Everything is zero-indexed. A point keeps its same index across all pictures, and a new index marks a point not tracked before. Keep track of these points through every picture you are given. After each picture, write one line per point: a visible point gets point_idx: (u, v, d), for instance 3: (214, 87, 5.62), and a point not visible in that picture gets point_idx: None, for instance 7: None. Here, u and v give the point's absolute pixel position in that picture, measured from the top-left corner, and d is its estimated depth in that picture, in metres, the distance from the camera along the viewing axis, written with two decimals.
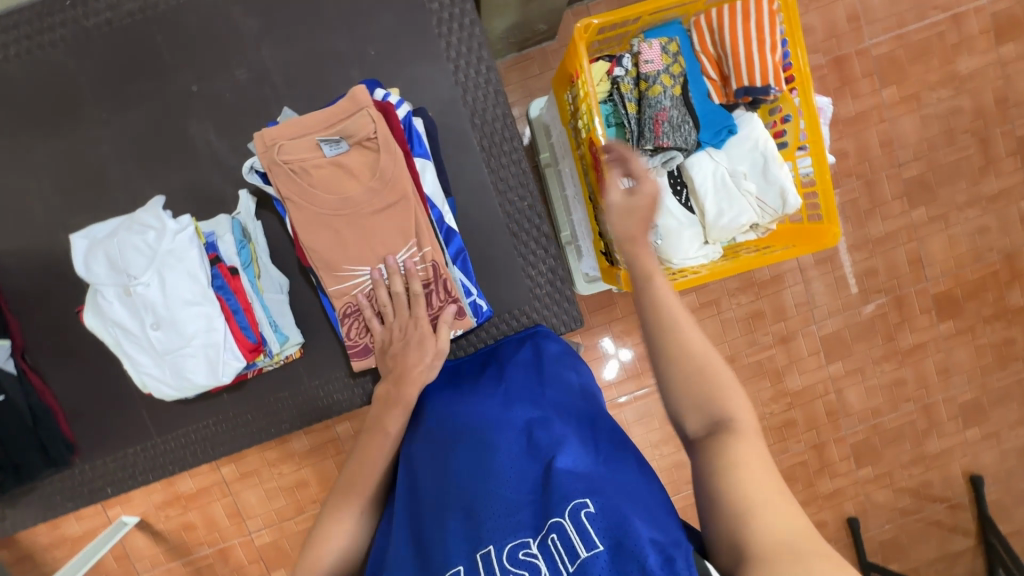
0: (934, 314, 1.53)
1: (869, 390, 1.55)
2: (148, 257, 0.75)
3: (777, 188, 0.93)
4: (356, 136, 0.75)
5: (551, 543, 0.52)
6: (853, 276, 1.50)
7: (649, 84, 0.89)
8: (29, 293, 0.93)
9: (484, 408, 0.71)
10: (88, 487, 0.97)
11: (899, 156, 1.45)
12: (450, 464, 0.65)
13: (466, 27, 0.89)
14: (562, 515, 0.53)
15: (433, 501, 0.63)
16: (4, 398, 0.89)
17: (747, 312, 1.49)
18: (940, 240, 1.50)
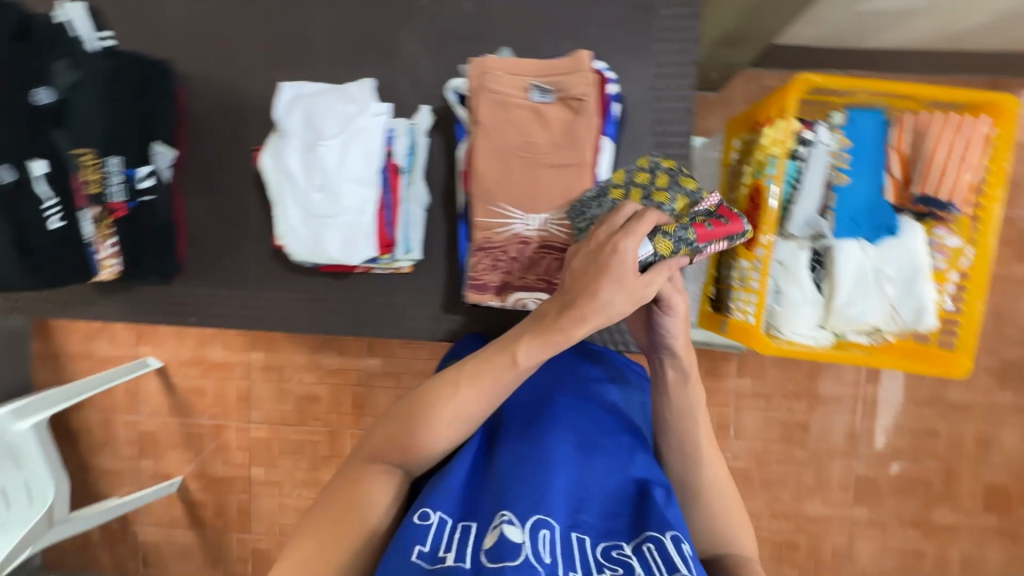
0: (981, 502, 1.46)
1: (885, 547, 1.49)
2: (341, 126, 0.80)
3: (916, 302, 0.92)
4: (567, 93, 0.77)
5: (646, 551, 0.56)
6: (912, 430, 1.44)
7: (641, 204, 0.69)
8: (201, 120, 1.00)
9: (591, 404, 0.76)
10: (175, 309, 1.03)
11: (1007, 335, 1.40)
12: (558, 433, 0.68)
13: (685, 42, 0.92)
14: (663, 533, 0.57)
15: (532, 455, 0.65)
16: (151, 200, 0.92)
17: (795, 419, 1.46)
18: (1016, 433, 1.43)
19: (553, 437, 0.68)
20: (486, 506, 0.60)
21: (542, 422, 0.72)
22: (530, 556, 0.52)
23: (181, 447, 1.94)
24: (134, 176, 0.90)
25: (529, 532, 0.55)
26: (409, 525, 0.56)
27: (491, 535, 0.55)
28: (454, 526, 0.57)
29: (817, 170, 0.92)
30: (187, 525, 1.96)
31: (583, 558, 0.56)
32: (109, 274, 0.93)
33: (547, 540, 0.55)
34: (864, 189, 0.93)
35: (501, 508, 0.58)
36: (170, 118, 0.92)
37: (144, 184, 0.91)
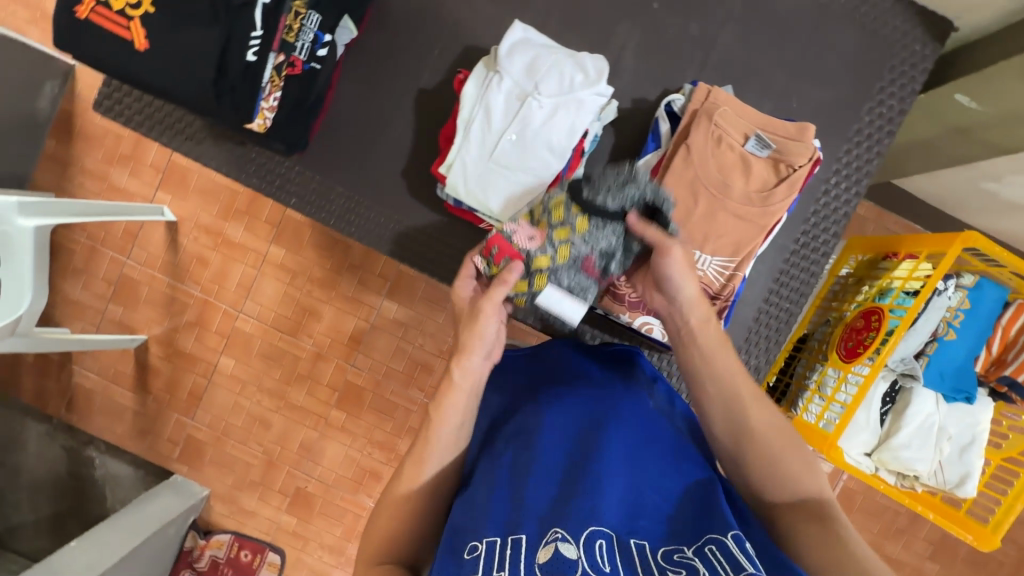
0: None
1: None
2: (559, 90, 0.78)
3: (963, 469, 0.97)
4: (781, 156, 0.79)
5: (709, 552, 0.51)
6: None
7: (558, 250, 0.72)
8: (391, 14, 0.95)
9: (626, 406, 0.70)
10: (282, 182, 0.99)
11: None
12: (594, 433, 0.65)
13: (870, 153, 0.96)
14: (723, 532, 0.53)
15: (574, 462, 0.62)
16: (318, 69, 0.85)
17: None
18: None
19: (591, 438, 0.64)
20: (533, 522, 0.55)
21: (576, 428, 0.67)
22: (587, 567, 0.48)
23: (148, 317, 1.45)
24: (317, 40, 0.82)
25: (582, 545, 0.51)
26: (460, 562, 0.54)
27: (544, 550, 0.50)
28: (505, 543, 0.54)
29: (934, 317, 0.97)
30: (127, 387, 1.47)
31: (644, 564, 0.51)
32: (259, 126, 0.80)
33: (604, 550, 0.51)
34: (964, 351, 0.98)
35: (549, 524, 0.54)
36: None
37: (321, 51, 0.83)
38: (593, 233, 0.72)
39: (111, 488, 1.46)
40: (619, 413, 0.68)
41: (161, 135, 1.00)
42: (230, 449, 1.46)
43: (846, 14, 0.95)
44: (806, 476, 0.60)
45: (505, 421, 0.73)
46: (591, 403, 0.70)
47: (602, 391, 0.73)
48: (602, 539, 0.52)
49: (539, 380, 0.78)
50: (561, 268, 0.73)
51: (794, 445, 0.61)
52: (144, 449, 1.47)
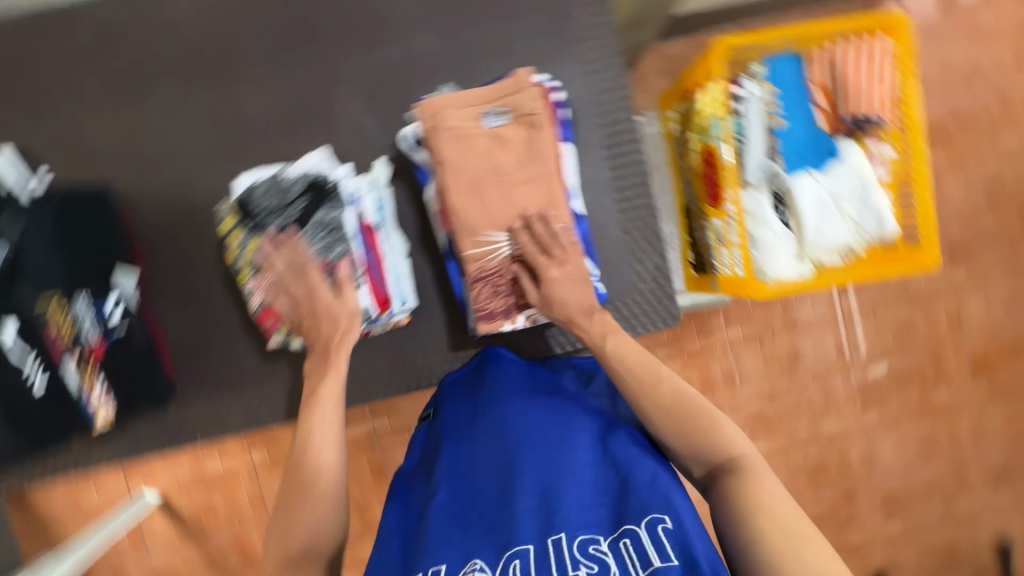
0: (969, 371, 1.70)
1: (903, 442, 1.71)
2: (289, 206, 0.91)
3: (875, 213, 0.99)
4: (517, 109, 0.80)
5: (624, 547, 0.62)
6: (898, 328, 1.66)
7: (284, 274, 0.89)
8: (156, 234, 0.96)
9: (552, 409, 0.79)
10: (182, 430, 0.97)
11: (945, 217, 1.63)
12: (519, 446, 0.74)
13: (605, 37, 0.98)
14: (638, 524, 0.63)
15: (505, 479, 0.72)
16: (123, 330, 0.95)
17: (788, 352, 1.63)
18: (978, 304, 1.67)
19: (519, 451, 0.74)
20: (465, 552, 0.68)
21: (504, 440, 0.76)
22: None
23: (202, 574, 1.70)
24: (103, 316, 0.93)
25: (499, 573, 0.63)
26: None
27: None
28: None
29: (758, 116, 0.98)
30: None
31: (562, 561, 0.62)
32: (108, 416, 0.95)
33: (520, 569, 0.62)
34: (799, 124, 1.00)
35: (472, 555, 0.67)
36: (119, 246, 0.94)
37: (112, 321, 0.94)
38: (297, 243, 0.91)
39: None
40: (543, 418, 0.77)
41: (53, 473, 0.97)
42: None
43: None
44: (718, 439, 0.70)
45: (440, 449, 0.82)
46: (518, 411, 0.78)
47: (527, 400, 0.81)
48: (519, 558, 0.63)
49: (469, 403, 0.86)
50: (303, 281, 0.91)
51: (696, 410, 0.71)
52: None
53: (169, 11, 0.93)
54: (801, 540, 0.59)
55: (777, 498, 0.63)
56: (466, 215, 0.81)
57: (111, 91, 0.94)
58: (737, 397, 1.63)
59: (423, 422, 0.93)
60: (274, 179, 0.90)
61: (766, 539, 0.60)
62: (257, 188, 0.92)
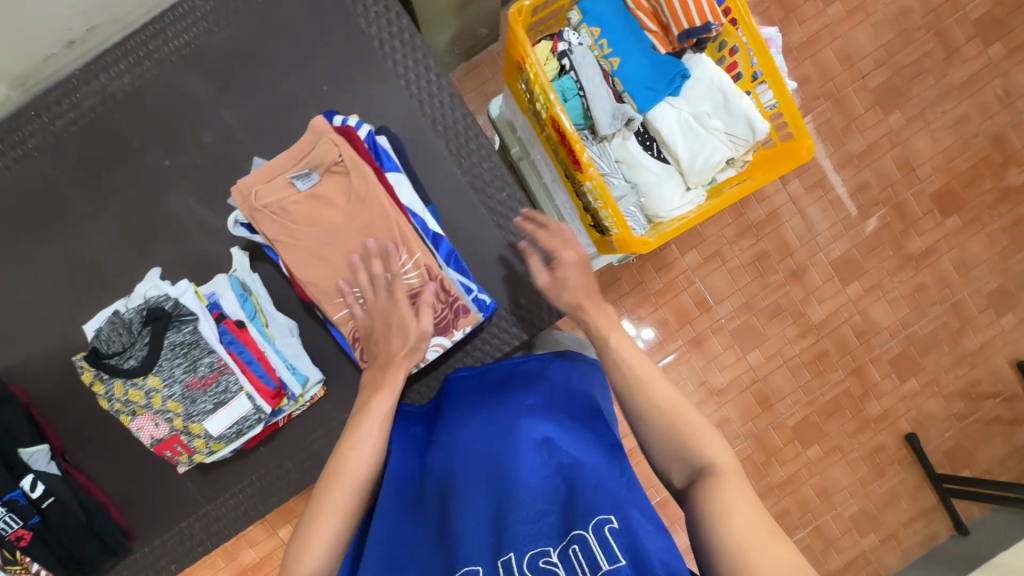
0: (938, 211, 1.59)
1: (894, 302, 1.60)
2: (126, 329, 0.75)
3: (742, 118, 0.93)
4: (323, 163, 0.76)
5: (573, 553, 0.56)
6: (849, 193, 1.56)
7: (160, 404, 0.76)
8: (55, 397, 0.95)
9: (501, 415, 0.72)
10: (151, 568, 0.97)
11: (861, 68, 1.54)
12: (469, 462, 0.69)
13: (408, 40, 0.91)
14: (585, 528, 0.57)
15: (454, 499, 0.67)
16: (54, 500, 0.90)
17: (753, 255, 1.55)
18: (924, 140, 1.57)
19: (469, 466, 0.69)
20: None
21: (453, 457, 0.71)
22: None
23: None
24: (20, 495, 0.87)
25: None
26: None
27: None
28: None
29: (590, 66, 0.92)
30: None
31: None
32: None
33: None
34: (637, 57, 0.93)
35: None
36: (23, 421, 0.90)
37: (35, 493, 0.88)
38: (158, 369, 0.75)
39: None
40: (489, 429, 0.71)
41: None
42: None
43: None
44: (702, 444, 0.64)
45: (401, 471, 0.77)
46: (468, 428, 0.73)
47: (477, 411, 0.75)
48: None
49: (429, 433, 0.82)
50: (184, 406, 0.77)
51: (686, 415, 0.66)
52: None
53: None
54: (781, 555, 0.53)
55: (750, 508, 0.57)
56: (319, 284, 0.79)
57: None
58: (717, 317, 1.55)
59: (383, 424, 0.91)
60: (114, 312, 0.76)
61: (744, 548, 0.54)
62: (99, 334, 0.75)
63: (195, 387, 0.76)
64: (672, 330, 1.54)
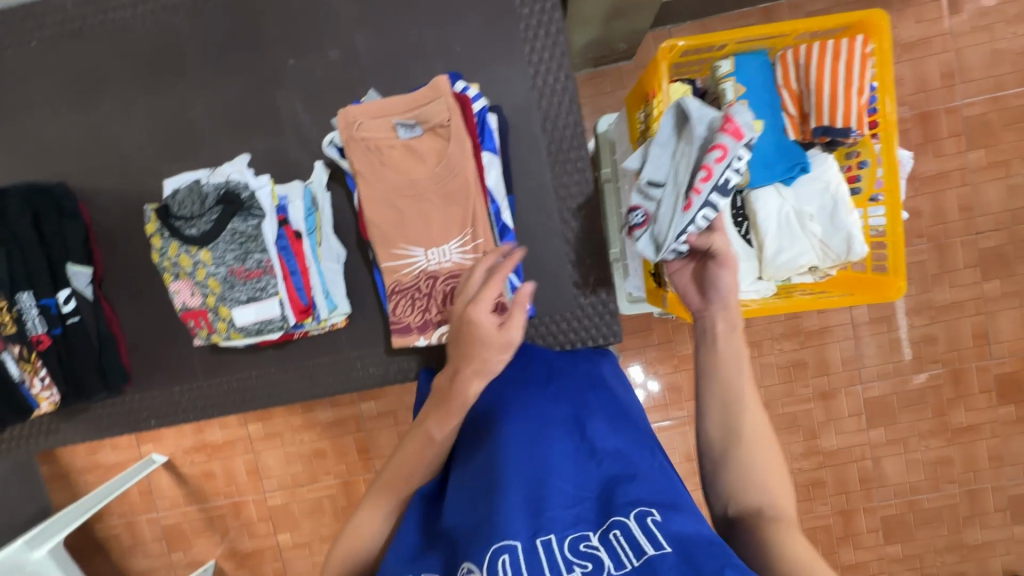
0: (995, 395, 1.50)
1: (911, 463, 1.52)
2: (198, 201, 0.78)
3: (842, 233, 0.90)
4: (430, 120, 0.77)
5: (614, 538, 0.52)
6: (912, 340, 1.48)
7: (205, 280, 0.80)
8: (112, 228, 1.01)
9: (537, 408, 0.73)
10: (137, 415, 1.04)
11: (978, 223, 1.42)
12: (501, 438, 0.67)
13: (552, 36, 0.91)
14: (627, 516, 0.54)
15: (481, 474, 0.63)
16: (78, 320, 0.94)
17: (790, 360, 1.49)
18: (1012, 320, 1.46)
19: (499, 443, 0.66)
20: (454, 555, 0.56)
21: (486, 435, 0.69)
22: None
23: (205, 531, 2.00)
24: (52, 304, 0.91)
25: (485, 568, 0.50)
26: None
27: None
28: None
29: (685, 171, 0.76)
30: None
31: (552, 562, 0.51)
32: (50, 406, 0.94)
33: (510, 564, 0.51)
34: (765, 134, 0.91)
35: (456, 560, 0.55)
36: (79, 239, 0.94)
37: (66, 307, 0.93)
38: (216, 250, 0.79)
39: None
40: (525, 416, 0.71)
41: (21, 448, 1.05)
42: None
43: None
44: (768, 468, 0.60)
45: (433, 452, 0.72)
46: (502, 413, 0.73)
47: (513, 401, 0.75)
48: (508, 554, 0.52)
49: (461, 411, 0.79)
50: (225, 290, 0.80)
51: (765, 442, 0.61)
52: None
53: (124, 12, 0.97)
54: None
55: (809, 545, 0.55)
56: (381, 230, 0.80)
57: (72, 92, 0.99)
58: None
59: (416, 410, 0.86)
60: (195, 180, 0.79)
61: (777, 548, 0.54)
62: (175, 195, 0.79)
63: (239, 279, 0.80)
64: (681, 400, 1.35)
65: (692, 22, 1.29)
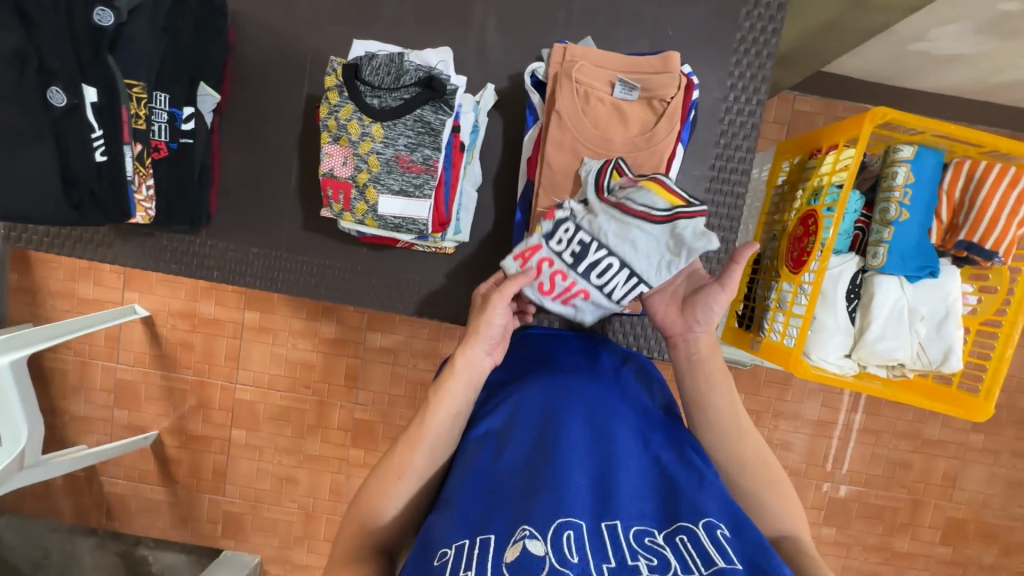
0: (940, 533, 1.56)
1: (845, 568, 1.59)
2: (394, 76, 0.76)
3: (944, 344, 0.94)
4: (653, 90, 0.76)
5: (680, 543, 0.50)
6: (894, 459, 1.54)
7: (365, 157, 0.77)
8: (250, 65, 0.95)
9: (597, 397, 0.72)
10: (199, 261, 0.98)
11: None
12: (562, 424, 0.66)
13: (761, 58, 0.92)
14: (694, 523, 0.52)
15: (542, 452, 0.61)
16: (191, 144, 0.83)
17: (780, 438, 1.54)
18: (980, 471, 1.54)
19: (559, 428, 0.65)
20: (507, 516, 0.53)
21: (546, 416, 0.68)
22: (556, 564, 0.46)
23: (157, 399, 1.90)
24: (177, 116, 0.80)
25: (552, 540, 0.49)
26: (427, 567, 0.48)
27: (511, 547, 0.48)
28: (474, 543, 0.50)
29: (595, 205, 0.72)
30: (157, 482, 1.93)
31: (617, 546, 0.50)
32: (143, 218, 0.83)
33: (573, 541, 0.49)
34: (916, 228, 0.94)
35: (515, 523, 0.52)
36: (220, 62, 0.84)
37: (186, 126, 0.81)
38: (391, 132, 0.76)
39: None
40: (583, 405, 0.70)
41: (63, 248, 0.98)
42: (266, 512, 1.90)
43: None
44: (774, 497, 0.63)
45: (475, 428, 0.69)
46: (560, 395, 0.71)
47: (572, 384, 0.74)
48: (572, 531, 0.50)
49: (506, 387, 0.75)
50: (380, 173, 0.77)
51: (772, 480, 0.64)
52: (189, 535, 1.95)
53: None
54: None
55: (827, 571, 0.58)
56: (556, 176, 0.78)
57: None
58: None
59: None
60: (397, 53, 0.77)
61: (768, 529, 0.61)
62: (372, 60, 0.77)
63: (398, 170, 0.77)
64: None
65: (822, 98, 1.43)
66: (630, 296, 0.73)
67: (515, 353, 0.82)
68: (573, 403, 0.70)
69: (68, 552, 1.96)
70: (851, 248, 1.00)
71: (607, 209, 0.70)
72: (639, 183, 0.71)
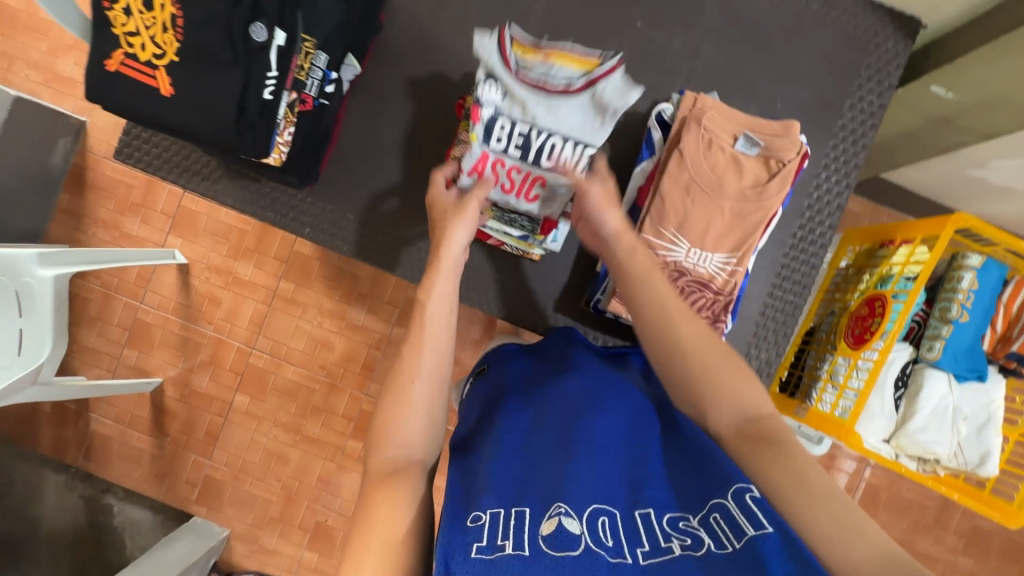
0: None
1: None
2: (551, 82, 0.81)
3: (983, 447, 0.98)
4: (774, 151, 0.83)
5: (714, 521, 0.54)
6: None
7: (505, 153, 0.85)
8: (393, 50, 1.01)
9: (621, 388, 0.73)
10: (294, 215, 1.02)
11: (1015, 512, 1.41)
12: (591, 412, 0.67)
13: (856, 147, 1.00)
14: (725, 497, 0.56)
15: (571, 438, 0.64)
16: (325, 105, 0.89)
17: None
18: None
19: (591, 416, 0.67)
20: (543, 497, 0.57)
21: (578, 403, 0.69)
22: (592, 544, 0.50)
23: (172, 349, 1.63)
24: (327, 76, 0.86)
25: (587, 522, 0.53)
26: (463, 528, 0.54)
27: (547, 523, 0.53)
28: (509, 513, 0.55)
29: (517, 93, 0.79)
30: (146, 430, 1.64)
31: (650, 531, 0.54)
32: (275, 160, 0.84)
33: (607, 526, 0.54)
34: (976, 331, 0.99)
35: (550, 501, 0.56)
36: (366, 41, 0.91)
37: (329, 88, 0.87)
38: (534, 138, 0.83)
39: (130, 534, 1.61)
40: (607, 393, 0.71)
41: (168, 175, 1.01)
42: (248, 486, 1.64)
43: (821, 16, 1.00)
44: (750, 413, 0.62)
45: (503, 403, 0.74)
46: (587, 385, 0.73)
47: (599, 376, 0.75)
48: (606, 518, 0.55)
49: (535, 376, 0.78)
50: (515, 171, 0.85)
51: (737, 371, 0.64)
52: (162, 493, 1.65)
53: None
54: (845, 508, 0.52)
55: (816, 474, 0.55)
56: (666, 207, 0.84)
57: None
58: None
59: (473, 378, 0.89)
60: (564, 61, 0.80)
61: (784, 497, 0.53)
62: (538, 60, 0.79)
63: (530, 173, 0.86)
64: None
65: None
66: (584, 161, 0.83)
67: (555, 347, 0.85)
68: (600, 391, 0.71)
69: (25, 486, 1.59)
70: (906, 337, 1.05)
71: (531, 92, 0.79)
72: (551, 61, 0.79)
